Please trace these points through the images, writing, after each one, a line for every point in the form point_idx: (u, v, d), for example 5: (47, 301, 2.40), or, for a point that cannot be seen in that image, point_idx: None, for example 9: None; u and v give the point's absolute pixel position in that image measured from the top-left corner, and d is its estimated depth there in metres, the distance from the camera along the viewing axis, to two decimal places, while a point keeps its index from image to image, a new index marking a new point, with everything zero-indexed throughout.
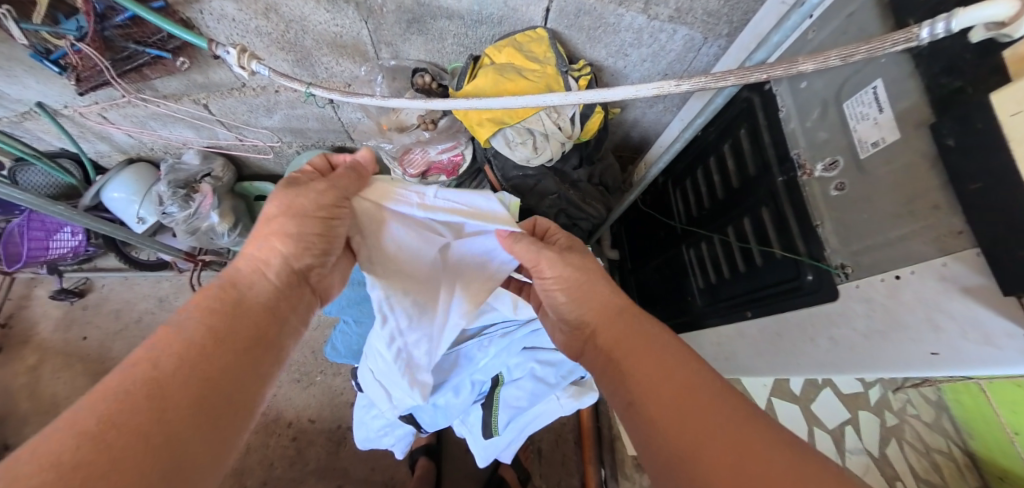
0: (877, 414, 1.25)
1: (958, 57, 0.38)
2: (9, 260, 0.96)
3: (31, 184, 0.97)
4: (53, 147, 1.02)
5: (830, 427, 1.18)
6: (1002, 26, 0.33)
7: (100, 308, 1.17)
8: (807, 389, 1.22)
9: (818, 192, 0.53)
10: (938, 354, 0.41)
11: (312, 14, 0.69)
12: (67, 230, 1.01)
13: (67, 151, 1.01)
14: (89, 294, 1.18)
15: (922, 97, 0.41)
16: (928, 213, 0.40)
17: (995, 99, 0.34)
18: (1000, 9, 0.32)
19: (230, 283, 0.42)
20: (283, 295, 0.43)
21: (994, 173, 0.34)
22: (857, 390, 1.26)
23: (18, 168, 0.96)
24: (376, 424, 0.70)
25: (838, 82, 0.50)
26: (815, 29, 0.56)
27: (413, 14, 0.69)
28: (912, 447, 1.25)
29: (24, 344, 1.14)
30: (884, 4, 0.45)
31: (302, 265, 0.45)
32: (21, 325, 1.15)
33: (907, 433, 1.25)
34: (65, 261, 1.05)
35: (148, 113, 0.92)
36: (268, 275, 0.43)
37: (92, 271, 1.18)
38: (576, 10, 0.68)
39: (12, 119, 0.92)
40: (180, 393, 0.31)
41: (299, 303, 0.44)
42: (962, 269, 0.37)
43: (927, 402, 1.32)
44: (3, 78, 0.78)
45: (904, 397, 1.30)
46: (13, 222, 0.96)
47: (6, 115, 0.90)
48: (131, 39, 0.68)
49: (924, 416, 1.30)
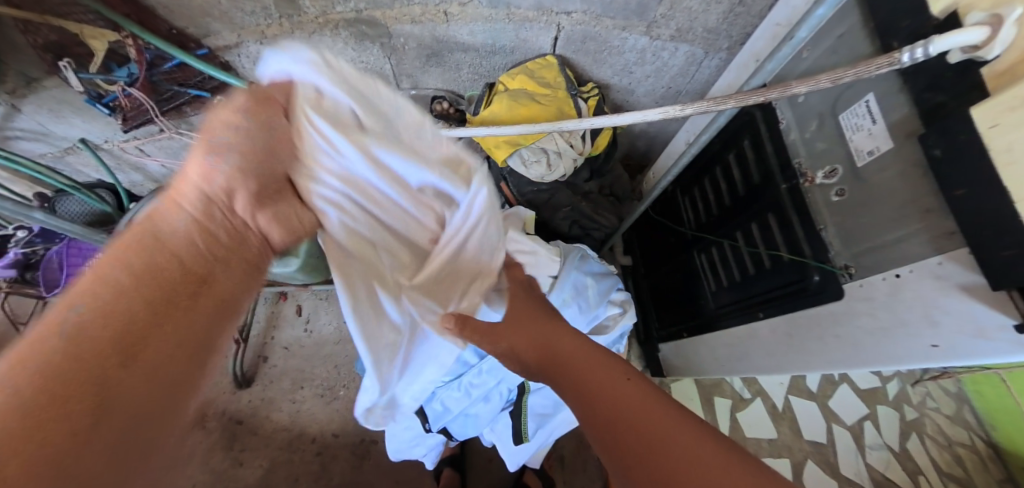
0: (896, 409, 1.24)
1: (939, 74, 0.41)
2: (48, 287, 1.00)
3: (68, 213, 1.00)
4: (91, 179, 1.09)
5: (849, 424, 1.17)
6: (976, 49, 0.37)
7: None
8: (824, 386, 1.21)
9: (820, 199, 0.57)
10: (937, 347, 0.44)
11: (340, 54, 0.78)
12: None
13: (104, 181, 1.07)
14: None
15: (912, 109, 0.45)
16: (923, 216, 0.44)
17: (974, 113, 0.37)
18: (972, 35, 0.36)
19: (151, 242, 0.27)
20: (217, 254, 0.29)
21: (977, 181, 0.38)
22: (875, 385, 1.26)
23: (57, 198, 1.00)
24: (406, 435, 0.72)
25: (833, 96, 0.55)
26: (809, 47, 0.60)
27: (432, 49, 0.77)
28: (933, 440, 1.24)
29: None
30: (869, 27, 0.50)
31: (249, 205, 0.31)
32: None
33: (928, 427, 1.25)
34: None
35: (182, 144, 0.97)
36: (194, 222, 0.29)
37: None
38: (582, 38, 0.74)
39: (56, 154, 0.98)
40: (151, 346, 0.25)
41: (243, 255, 0.31)
42: (955, 268, 0.41)
43: (947, 395, 1.32)
44: (52, 118, 0.84)
45: (924, 390, 1.30)
46: (52, 250, 1.01)
47: (51, 151, 0.96)
48: (176, 82, 0.78)
49: (944, 409, 1.30)
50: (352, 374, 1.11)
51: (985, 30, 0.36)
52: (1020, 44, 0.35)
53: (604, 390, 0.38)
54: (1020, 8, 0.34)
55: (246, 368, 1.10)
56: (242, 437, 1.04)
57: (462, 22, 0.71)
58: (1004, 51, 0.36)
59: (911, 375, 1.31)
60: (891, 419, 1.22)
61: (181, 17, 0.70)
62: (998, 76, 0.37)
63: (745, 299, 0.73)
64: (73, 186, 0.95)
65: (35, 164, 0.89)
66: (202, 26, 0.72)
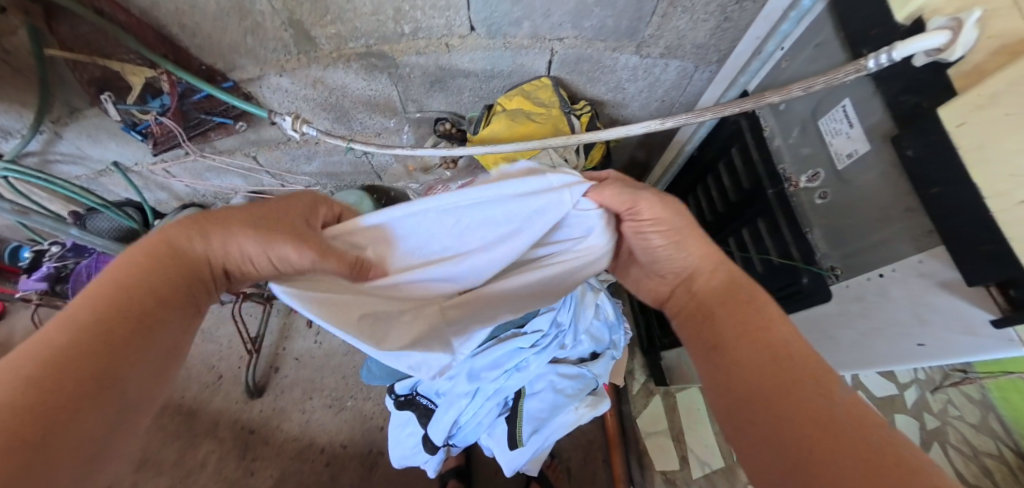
0: (916, 417, 1.21)
1: (911, 78, 0.43)
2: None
3: (98, 229, 1.08)
4: (120, 198, 1.17)
5: None
6: (939, 52, 0.39)
7: None
8: None
9: (805, 202, 0.58)
10: (925, 345, 0.45)
11: (352, 83, 0.85)
12: None
13: (132, 200, 1.15)
14: None
15: (887, 112, 0.47)
16: (905, 215, 0.45)
17: (942, 113, 0.39)
18: (935, 39, 0.38)
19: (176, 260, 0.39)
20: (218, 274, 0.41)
21: (949, 179, 0.39)
22: (892, 393, 1.24)
23: (88, 215, 1.08)
24: (410, 441, 0.74)
25: (813, 104, 0.57)
26: (788, 58, 0.63)
27: (436, 76, 0.83)
28: (958, 451, 1.21)
29: None
30: (840, 37, 0.53)
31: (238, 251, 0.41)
32: None
33: (950, 436, 1.22)
34: None
35: (206, 166, 1.04)
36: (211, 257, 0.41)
37: None
38: (576, 59, 0.79)
39: (90, 176, 1.06)
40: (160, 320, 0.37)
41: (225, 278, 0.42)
42: (937, 265, 0.42)
43: (970, 402, 1.27)
44: (91, 142, 0.92)
45: (945, 398, 1.27)
46: (81, 263, 1.07)
47: (86, 173, 1.04)
48: (204, 110, 0.86)
49: (968, 417, 1.27)
50: (360, 385, 1.14)
51: (946, 33, 0.38)
52: (982, 46, 0.37)
53: (754, 370, 0.38)
54: (977, 12, 0.36)
55: (258, 377, 1.13)
56: (254, 445, 1.06)
57: (463, 51, 0.77)
58: (967, 53, 0.38)
59: (929, 381, 1.28)
60: (910, 427, 1.19)
61: (210, 54, 0.79)
62: (965, 77, 0.39)
63: None
64: (104, 205, 1.04)
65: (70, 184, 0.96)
66: (229, 62, 0.81)
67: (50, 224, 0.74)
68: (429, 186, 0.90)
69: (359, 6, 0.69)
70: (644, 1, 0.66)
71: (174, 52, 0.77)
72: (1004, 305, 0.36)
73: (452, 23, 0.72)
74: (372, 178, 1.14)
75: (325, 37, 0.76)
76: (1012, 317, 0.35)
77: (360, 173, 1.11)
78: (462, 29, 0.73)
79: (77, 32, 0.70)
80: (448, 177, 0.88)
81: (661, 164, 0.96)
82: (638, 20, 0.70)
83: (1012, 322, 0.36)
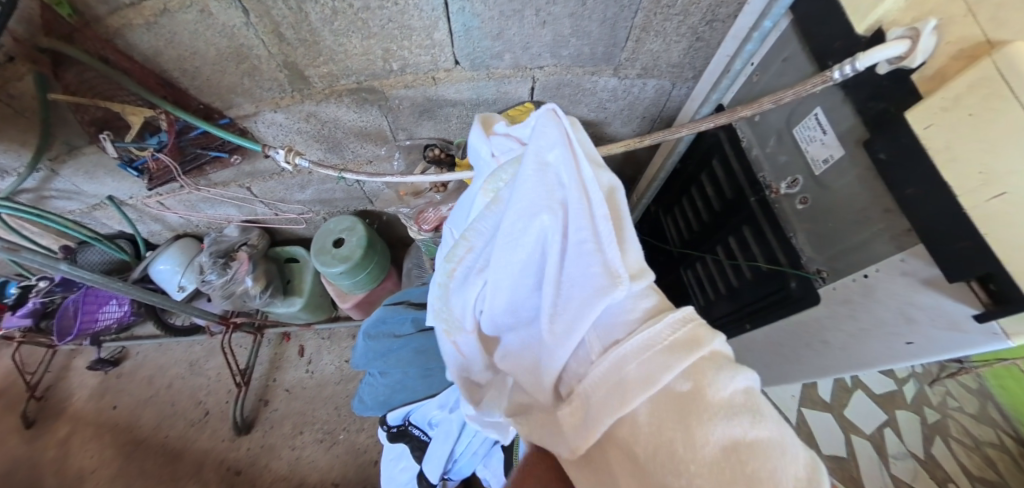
0: (918, 412, 1.24)
1: (877, 85, 0.45)
2: (61, 334, 1.06)
3: (88, 262, 1.12)
4: (111, 230, 1.18)
5: (868, 433, 1.17)
6: (901, 60, 0.41)
7: (132, 374, 1.30)
8: (839, 395, 1.22)
9: (788, 208, 0.59)
10: (913, 343, 0.45)
11: (343, 115, 0.89)
12: (115, 302, 1.14)
13: (124, 232, 1.18)
14: (123, 363, 1.32)
15: (858, 118, 0.48)
16: (884, 216, 0.46)
17: (909, 116, 0.40)
18: (894, 49, 0.40)
19: None
20: None
21: (920, 179, 0.40)
22: (891, 389, 1.27)
23: (80, 249, 1.12)
24: (404, 476, 0.72)
25: (785, 115, 0.59)
26: (759, 73, 0.65)
27: (425, 107, 0.87)
28: (959, 442, 1.24)
29: (60, 415, 1.26)
30: (807, 51, 0.55)
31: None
32: (59, 396, 1.29)
33: (951, 429, 1.25)
34: (109, 331, 1.19)
35: (200, 197, 1.05)
36: None
37: (128, 339, 1.32)
38: (557, 85, 0.82)
39: (84, 210, 1.07)
40: None
41: None
42: (918, 263, 0.42)
43: (970, 392, 1.34)
44: (86, 178, 0.95)
45: (943, 390, 1.31)
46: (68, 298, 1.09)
47: (79, 207, 1.05)
48: (200, 145, 0.88)
49: (966, 407, 1.31)
50: (352, 417, 1.14)
51: (904, 42, 0.39)
52: (942, 51, 0.38)
53: None
54: (932, 21, 0.38)
55: (247, 413, 1.16)
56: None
57: (449, 83, 0.81)
58: (928, 58, 0.40)
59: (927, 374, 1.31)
60: (913, 424, 1.22)
61: (208, 94, 0.82)
62: (929, 81, 0.40)
63: (738, 311, 0.73)
64: (96, 239, 1.07)
65: (64, 220, 0.99)
66: (227, 101, 0.84)
67: (39, 261, 0.74)
68: (421, 210, 0.91)
69: (350, 48, 0.73)
70: (618, 29, 0.70)
71: (174, 94, 0.81)
72: (986, 300, 0.37)
73: (438, 59, 0.76)
74: (365, 203, 1.15)
75: (318, 76, 0.79)
76: (995, 312, 0.36)
77: (353, 200, 1.14)
78: (447, 63, 0.77)
79: (81, 78, 0.74)
80: (439, 200, 0.88)
81: (645, 178, 0.98)
82: (614, 46, 0.74)
83: (997, 315, 0.36)
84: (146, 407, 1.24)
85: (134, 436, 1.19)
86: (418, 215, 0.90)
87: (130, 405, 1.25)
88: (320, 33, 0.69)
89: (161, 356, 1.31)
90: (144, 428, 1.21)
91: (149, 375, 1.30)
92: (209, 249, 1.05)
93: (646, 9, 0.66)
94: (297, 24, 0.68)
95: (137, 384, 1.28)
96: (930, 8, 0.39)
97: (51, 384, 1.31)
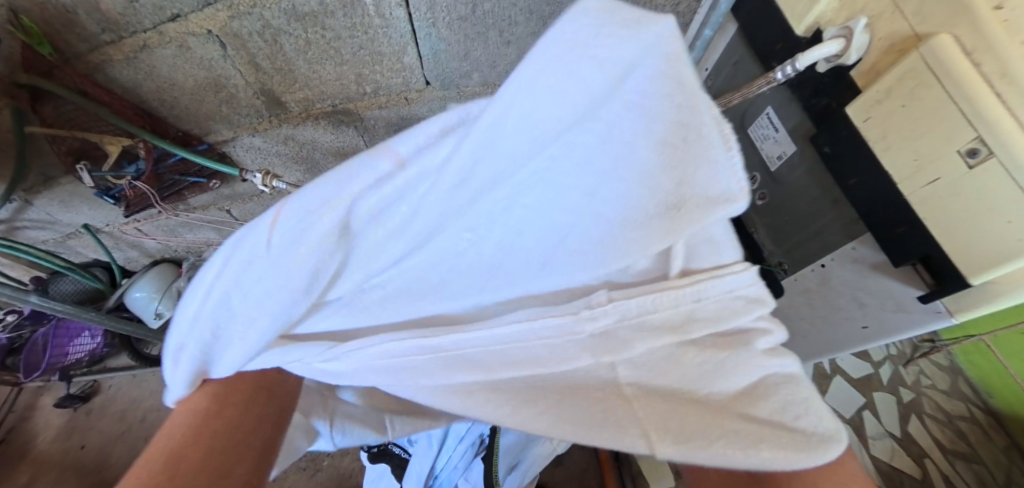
0: (893, 393, 1.27)
1: (819, 83, 0.47)
2: (30, 369, 1.06)
3: (60, 292, 1.09)
4: (87, 259, 1.17)
5: (848, 416, 1.19)
6: (838, 57, 0.43)
7: (104, 409, 1.26)
8: (819, 382, 1.25)
9: (747, 204, 0.62)
10: (868, 327, 0.50)
11: (320, 137, 0.91)
12: (87, 334, 1.13)
13: (99, 260, 1.18)
14: (94, 397, 1.28)
15: (804, 115, 0.50)
16: (833, 206, 0.48)
17: (850, 112, 0.42)
18: (829, 48, 0.42)
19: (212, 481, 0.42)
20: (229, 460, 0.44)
21: (863, 170, 0.42)
22: (868, 373, 1.30)
23: (50, 279, 1.09)
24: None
25: (740, 116, 0.61)
26: (713, 77, 0.69)
27: (400, 125, 0.90)
28: (934, 419, 1.24)
29: (22, 458, 1.21)
30: (753, 55, 0.58)
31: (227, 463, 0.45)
32: (22, 437, 1.24)
33: (926, 406, 1.26)
34: (79, 364, 1.16)
35: (179, 222, 1.07)
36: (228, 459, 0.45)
37: (100, 371, 1.29)
38: None
39: (58, 239, 1.07)
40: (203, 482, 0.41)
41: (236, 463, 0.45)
42: (867, 251, 0.45)
43: (940, 370, 1.35)
44: (61, 207, 0.95)
45: (917, 369, 1.33)
46: (38, 331, 1.07)
47: (53, 237, 1.05)
48: (178, 172, 0.89)
49: (938, 384, 1.32)
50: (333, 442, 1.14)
51: (838, 42, 0.42)
52: (874, 48, 0.40)
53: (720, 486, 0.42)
54: (862, 21, 0.40)
55: None
56: None
57: (421, 103, 0.84)
58: (863, 55, 0.42)
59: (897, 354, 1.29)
60: (888, 405, 1.23)
61: (186, 121, 0.84)
62: (865, 76, 0.42)
63: None
64: (70, 268, 1.05)
65: (37, 251, 0.97)
66: (205, 128, 0.86)
67: (9, 294, 0.73)
68: None
69: (323, 74, 0.75)
70: None
71: (151, 123, 0.82)
72: (930, 281, 0.40)
73: (408, 81, 0.78)
74: None
75: (294, 101, 0.81)
76: (938, 291, 0.39)
77: None
78: (418, 85, 0.80)
79: (59, 111, 0.75)
80: None
81: None
82: None
83: (940, 294, 0.39)
84: (117, 443, 1.21)
85: (104, 476, 1.16)
86: None
87: (100, 443, 1.21)
88: (294, 62, 0.72)
89: (136, 388, 1.28)
90: (114, 466, 1.17)
91: (122, 408, 1.26)
92: (186, 273, 1.05)
93: None
94: (272, 55, 0.70)
95: (108, 420, 1.24)
96: (859, 8, 0.41)
97: (14, 426, 1.26)
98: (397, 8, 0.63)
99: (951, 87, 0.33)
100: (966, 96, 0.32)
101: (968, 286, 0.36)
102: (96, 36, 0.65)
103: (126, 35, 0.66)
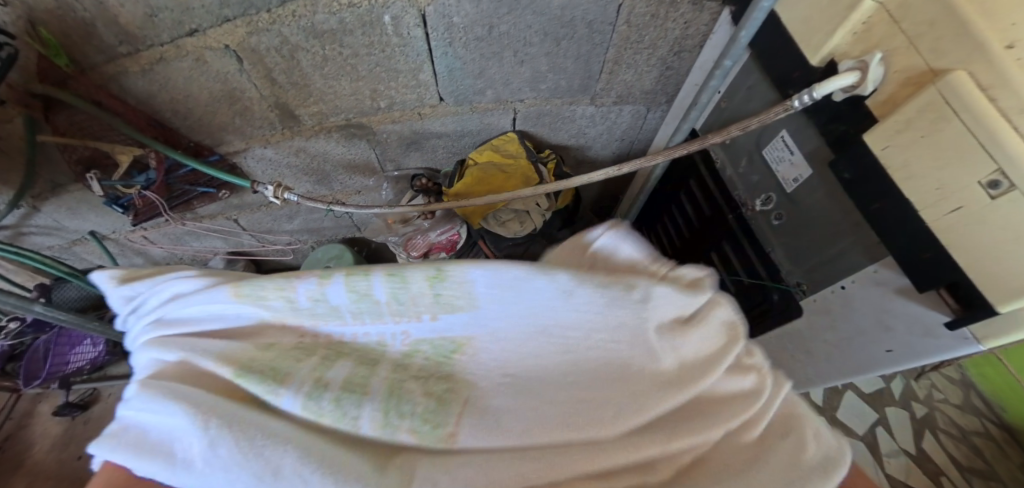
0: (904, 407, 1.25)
1: (835, 110, 0.47)
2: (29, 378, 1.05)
3: (63, 299, 1.09)
4: (91, 264, 1.17)
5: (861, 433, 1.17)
6: (855, 88, 0.43)
7: (101, 419, 1.24)
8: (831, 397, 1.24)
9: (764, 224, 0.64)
10: (892, 351, 0.50)
11: (333, 150, 0.92)
12: (88, 342, 1.13)
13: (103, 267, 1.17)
14: (93, 406, 1.27)
15: (821, 140, 0.50)
16: (855, 229, 0.49)
17: (868, 140, 0.43)
18: (846, 80, 0.43)
19: None
20: None
21: (885, 196, 0.43)
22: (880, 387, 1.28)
23: (55, 286, 1.09)
24: None
25: (754, 138, 0.62)
26: (727, 99, 0.70)
27: (413, 139, 0.91)
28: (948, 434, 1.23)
29: (16, 468, 1.18)
30: (769, 80, 0.59)
31: None
32: (17, 447, 1.21)
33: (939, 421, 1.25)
34: (79, 372, 1.15)
35: (186, 231, 1.08)
36: None
37: (100, 379, 1.28)
38: (538, 115, 0.87)
39: (63, 246, 1.06)
40: None
41: None
42: (890, 274, 0.46)
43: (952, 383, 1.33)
44: (70, 215, 0.95)
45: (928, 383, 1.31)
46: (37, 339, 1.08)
47: (59, 243, 1.04)
48: (189, 182, 0.89)
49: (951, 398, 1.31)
50: None
51: (856, 74, 0.42)
52: (892, 79, 0.41)
53: None
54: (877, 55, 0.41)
55: None
56: None
57: (434, 117, 0.85)
58: (880, 85, 0.42)
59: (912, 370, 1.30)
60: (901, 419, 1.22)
61: (199, 132, 0.84)
62: (882, 105, 0.42)
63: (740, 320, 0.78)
64: (72, 275, 1.04)
65: (42, 257, 0.97)
66: (216, 139, 0.86)
67: (13, 303, 0.72)
68: (409, 237, 1.00)
69: (339, 89, 0.76)
70: (592, 63, 0.74)
71: (163, 134, 0.81)
72: (957, 306, 0.39)
73: (424, 97, 0.79)
74: (352, 229, 1.22)
75: (309, 115, 0.82)
76: (964, 317, 0.39)
77: (341, 228, 1.19)
78: (433, 100, 0.80)
79: (72, 120, 0.73)
80: (427, 227, 0.98)
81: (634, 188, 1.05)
82: (589, 78, 0.78)
83: (968, 321, 0.38)
84: None
85: None
86: (407, 242, 1.00)
87: None
88: (311, 77, 0.72)
89: None
90: None
91: None
92: None
93: (616, 45, 0.70)
94: (289, 70, 0.71)
95: None
96: (876, 40, 0.42)
97: (10, 433, 1.24)
98: (416, 28, 0.64)
99: (969, 119, 0.33)
100: (983, 127, 0.33)
101: (997, 314, 0.36)
102: (113, 48, 0.66)
103: (144, 48, 0.66)
